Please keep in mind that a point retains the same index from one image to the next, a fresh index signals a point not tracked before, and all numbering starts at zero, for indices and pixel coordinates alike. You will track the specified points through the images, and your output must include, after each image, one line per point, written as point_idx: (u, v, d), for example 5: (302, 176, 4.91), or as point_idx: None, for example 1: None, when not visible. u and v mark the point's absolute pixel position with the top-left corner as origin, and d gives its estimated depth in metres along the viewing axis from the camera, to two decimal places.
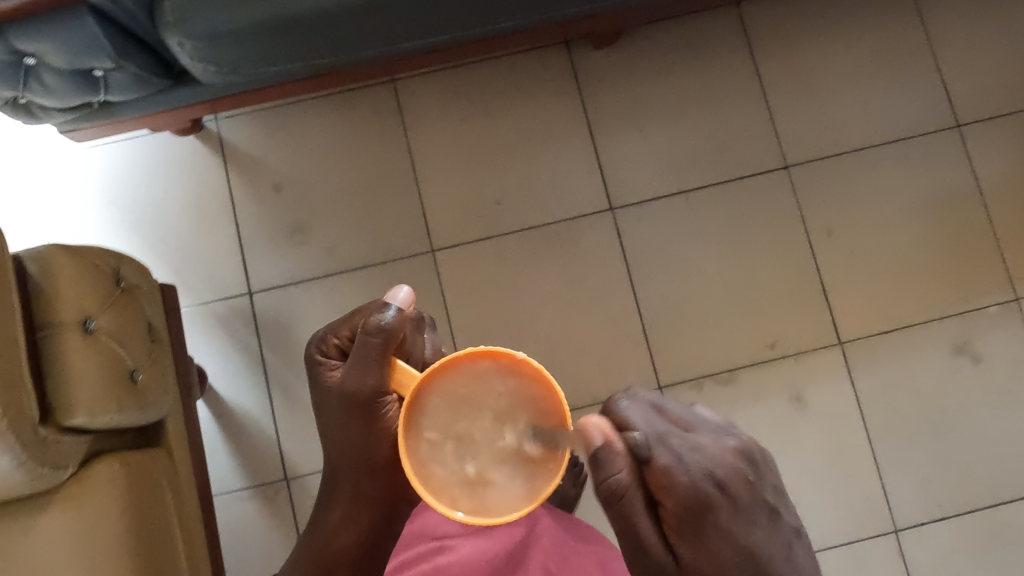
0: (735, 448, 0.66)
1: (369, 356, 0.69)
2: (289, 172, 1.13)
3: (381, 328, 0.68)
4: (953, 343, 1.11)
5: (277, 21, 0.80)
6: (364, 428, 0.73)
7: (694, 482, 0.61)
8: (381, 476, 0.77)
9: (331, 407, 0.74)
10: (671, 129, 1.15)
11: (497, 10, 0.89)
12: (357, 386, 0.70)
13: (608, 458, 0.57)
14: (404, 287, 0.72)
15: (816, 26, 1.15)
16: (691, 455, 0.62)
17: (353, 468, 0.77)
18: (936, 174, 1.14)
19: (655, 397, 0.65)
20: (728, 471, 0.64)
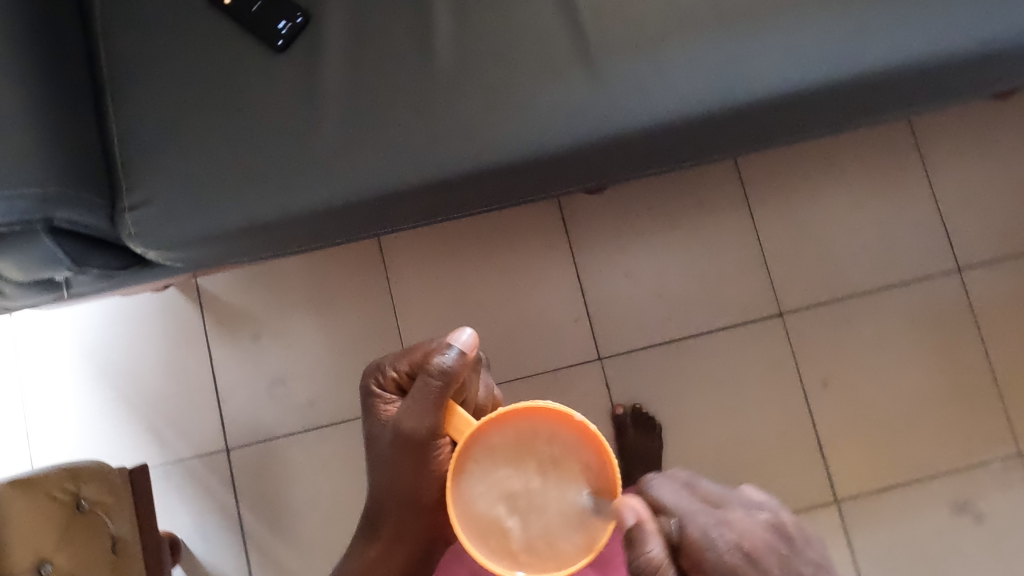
0: (769, 522, 0.60)
1: (425, 399, 0.62)
2: (266, 321, 1.09)
3: (442, 371, 0.62)
4: (954, 500, 1.07)
5: (242, 228, 0.75)
6: (414, 474, 0.65)
7: (722, 554, 0.56)
8: (423, 514, 0.69)
9: (382, 445, 0.68)
10: (663, 275, 1.11)
11: (480, 204, 0.84)
12: (411, 427, 0.63)
13: (642, 537, 0.55)
14: (467, 329, 0.65)
15: (812, 169, 1.12)
16: (723, 530, 0.58)
17: (394, 510, 0.69)
18: (936, 321, 1.11)
19: (694, 477, 0.63)
20: (764, 541, 0.58)
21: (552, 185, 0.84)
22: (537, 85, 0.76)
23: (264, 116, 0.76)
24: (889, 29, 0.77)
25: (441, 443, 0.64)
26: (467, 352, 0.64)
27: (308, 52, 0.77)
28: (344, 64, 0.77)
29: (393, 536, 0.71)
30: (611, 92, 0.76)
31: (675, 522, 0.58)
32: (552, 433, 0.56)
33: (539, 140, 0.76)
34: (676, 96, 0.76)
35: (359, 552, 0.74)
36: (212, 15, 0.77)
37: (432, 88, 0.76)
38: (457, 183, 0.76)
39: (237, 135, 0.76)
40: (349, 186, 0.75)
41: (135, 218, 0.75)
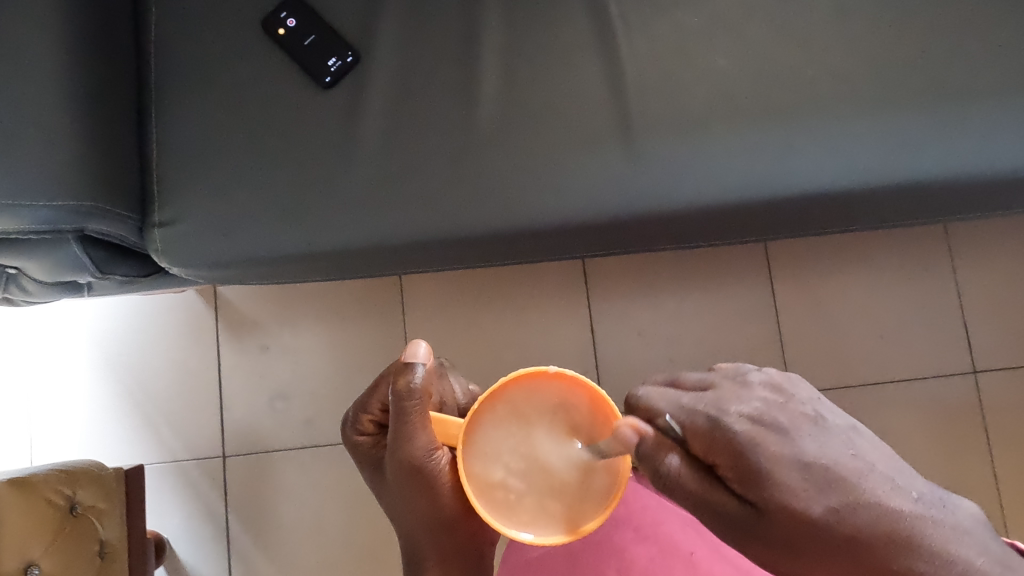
0: (766, 383, 0.48)
1: (406, 421, 0.54)
2: (280, 335, 1.10)
3: (410, 389, 0.53)
4: None
5: (267, 258, 0.76)
6: (431, 502, 0.57)
7: (726, 423, 0.45)
8: (462, 535, 0.59)
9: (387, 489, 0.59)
10: (677, 341, 1.10)
11: (505, 257, 0.84)
12: (407, 457, 0.55)
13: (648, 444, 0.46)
14: (421, 340, 0.55)
15: (838, 253, 1.12)
16: (723, 398, 0.47)
17: (428, 544, 0.59)
18: (946, 420, 1.09)
19: (672, 372, 0.51)
20: (766, 401, 0.47)
21: (579, 249, 0.83)
22: (576, 155, 0.76)
23: (303, 151, 0.77)
24: (939, 142, 0.76)
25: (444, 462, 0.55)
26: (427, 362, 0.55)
27: (354, 92, 0.78)
28: (387, 108, 0.77)
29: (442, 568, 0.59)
30: (649, 170, 0.76)
31: (673, 417, 0.47)
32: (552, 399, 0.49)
33: (572, 210, 0.75)
34: (714, 182, 0.76)
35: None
36: (265, 44, 0.78)
37: (472, 144, 0.77)
38: (483, 238, 0.76)
39: (274, 166, 0.76)
40: (377, 231, 0.75)
41: (162, 234, 0.75)
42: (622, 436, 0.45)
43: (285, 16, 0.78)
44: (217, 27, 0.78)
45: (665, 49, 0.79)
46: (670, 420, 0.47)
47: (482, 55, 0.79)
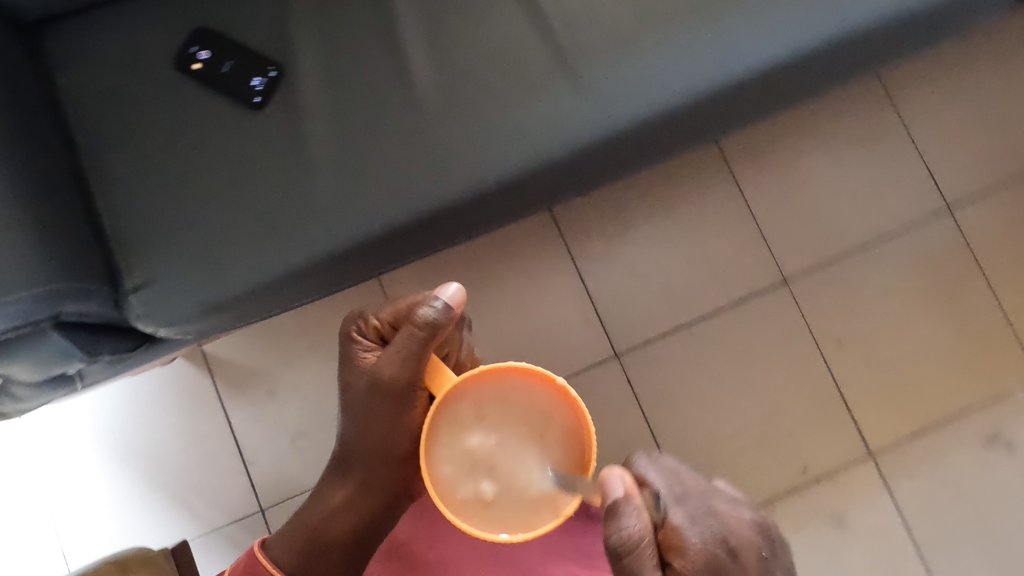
0: (753, 522, 0.61)
1: (409, 348, 0.60)
2: (281, 376, 1.08)
3: (428, 322, 0.60)
4: (986, 434, 1.09)
5: (252, 292, 0.74)
6: (389, 422, 0.64)
7: (704, 543, 0.55)
8: (394, 464, 0.68)
9: (356, 393, 0.66)
10: (666, 262, 1.11)
11: (480, 225, 0.84)
12: (391, 374, 0.62)
13: (625, 512, 0.51)
14: (456, 284, 0.61)
15: (791, 135, 1.13)
16: (709, 519, 0.58)
17: (364, 457, 0.67)
18: (936, 261, 1.12)
19: (670, 465, 0.62)
20: (747, 540, 0.59)
21: (550, 194, 0.83)
22: (521, 102, 0.76)
23: (254, 176, 0.75)
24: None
25: (416, 392, 0.62)
26: (453, 307, 0.61)
27: (286, 105, 0.76)
28: (323, 111, 0.76)
29: (359, 484, 0.70)
30: (596, 97, 0.76)
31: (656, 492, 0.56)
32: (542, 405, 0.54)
33: (535, 157, 0.76)
34: (662, 90, 0.77)
35: (325, 492, 0.72)
36: (185, 83, 0.76)
37: (417, 121, 0.76)
38: (455, 209, 0.76)
39: (231, 200, 0.75)
40: (353, 233, 0.74)
41: (140, 300, 0.74)
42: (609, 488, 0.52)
43: (196, 49, 0.76)
44: (130, 83, 0.77)
45: None
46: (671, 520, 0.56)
47: (400, 32, 0.78)
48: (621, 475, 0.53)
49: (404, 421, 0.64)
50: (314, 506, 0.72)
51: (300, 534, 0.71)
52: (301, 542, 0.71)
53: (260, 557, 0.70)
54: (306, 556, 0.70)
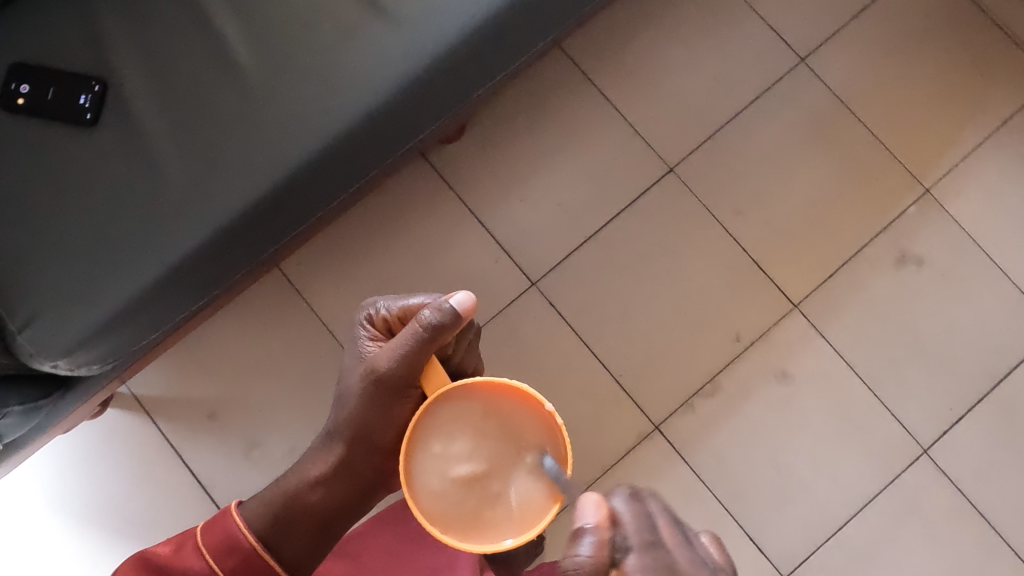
0: None
1: (409, 345, 0.65)
2: (216, 397, 1.08)
3: (431, 324, 0.63)
4: (895, 256, 1.14)
5: (138, 299, 0.75)
6: (378, 412, 0.68)
7: None
8: (376, 455, 0.70)
9: (352, 381, 0.70)
10: (555, 184, 1.14)
11: (352, 186, 0.85)
12: (388, 370, 0.66)
13: (581, 541, 0.50)
14: (468, 293, 0.65)
15: (638, 32, 1.17)
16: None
17: (347, 442, 0.70)
18: (804, 111, 1.17)
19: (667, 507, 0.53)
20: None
21: (409, 137, 0.85)
22: (347, 50, 0.79)
23: (107, 190, 0.76)
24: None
25: (409, 389, 0.67)
26: (461, 314, 0.64)
27: (121, 114, 0.77)
28: (157, 110, 0.77)
29: (337, 467, 0.70)
30: (411, 26, 0.79)
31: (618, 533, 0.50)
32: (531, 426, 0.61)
33: (372, 96, 0.78)
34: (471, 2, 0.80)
35: (302, 471, 0.71)
36: (16, 121, 0.77)
37: (251, 94, 0.77)
38: (313, 167, 0.78)
39: (91, 218, 0.75)
40: (219, 214, 0.76)
41: (29, 337, 0.73)
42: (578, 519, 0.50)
43: (17, 85, 0.76)
44: None
45: None
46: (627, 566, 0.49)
47: (212, 16, 0.79)
48: (594, 507, 0.50)
49: (394, 413, 0.68)
50: (289, 483, 0.70)
51: (275, 504, 0.69)
52: (272, 513, 0.68)
53: (233, 520, 0.67)
54: (273, 532, 0.67)
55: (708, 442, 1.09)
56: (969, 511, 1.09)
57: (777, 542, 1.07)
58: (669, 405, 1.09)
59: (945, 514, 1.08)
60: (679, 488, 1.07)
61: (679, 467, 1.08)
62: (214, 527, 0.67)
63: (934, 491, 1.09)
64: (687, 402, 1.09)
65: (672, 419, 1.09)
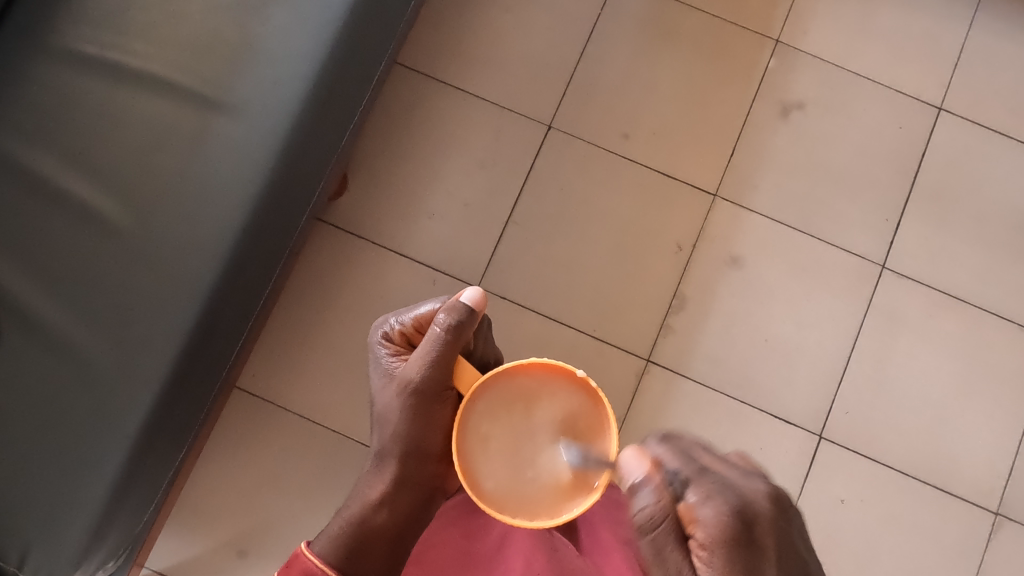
0: (772, 490, 0.54)
1: (435, 350, 0.67)
2: (237, 534, 1.05)
3: (451, 324, 0.66)
4: (778, 109, 1.18)
5: (120, 479, 0.72)
6: (420, 420, 0.68)
7: (717, 517, 0.52)
8: (429, 463, 0.70)
9: (387, 401, 0.71)
10: (452, 187, 1.14)
11: (270, 279, 0.84)
12: (421, 379, 0.67)
13: (641, 490, 0.54)
14: (474, 289, 0.69)
15: (460, 19, 1.18)
16: (725, 489, 0.53)
17: (399, 458, 0.69)
18: (640, 20, 1.20)
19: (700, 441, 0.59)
20: (767, 517, 0.52)
21: (302, 209, 0.84)
22: (205, 156, 0.77)
23: (39, 394, 0.72)
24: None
25: (446, 391, 0.68)
26: (474, 308, 0.68)
27: (15, 316, 0.74)
28: (48, 295, 0.74)
29: (396, 484, 0.69)
30: (253, 107, 0.78)
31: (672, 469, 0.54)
32: (488, 455, 0.60)
33: (247, 186, 0.77)
34: (295, 59, 0.80)
35: (362, 497, 0.70)
36: None
37: (134, 238, 0.76)
38: (225, 278, 0.77)
39: (39, 427, 0.72)
40: (159, 363, 0.74)
41: (33, 568, 0.71)
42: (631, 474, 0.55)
43: None
44: None
45: (151, 30, 0.80)
46: (687, 501, 0.53)
47: (57, 183, 0.76)
48: (634, 456, 0.55)
49: (437, 417, 0.69)
50: (351, 512, 0.69)
51: (344, 535, 0.66)
52: (344, 544, 0.66)
53: (310, 559, 0.64)
54: (352, 561, 0.65)
55: (699, 350, 1.12)
56: (943, 299, 1.15)
57: (799, 407, 1.11)
58: (649, 335, 1.12)
59: (925, 311, 1.14)
60: (693, 402, 1.10)
61: (685, 385, 1.11)
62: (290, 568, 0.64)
63: (905, 295, 1.14)
64: (662, 324, 1.12)
65: (657, 345, 1.11)
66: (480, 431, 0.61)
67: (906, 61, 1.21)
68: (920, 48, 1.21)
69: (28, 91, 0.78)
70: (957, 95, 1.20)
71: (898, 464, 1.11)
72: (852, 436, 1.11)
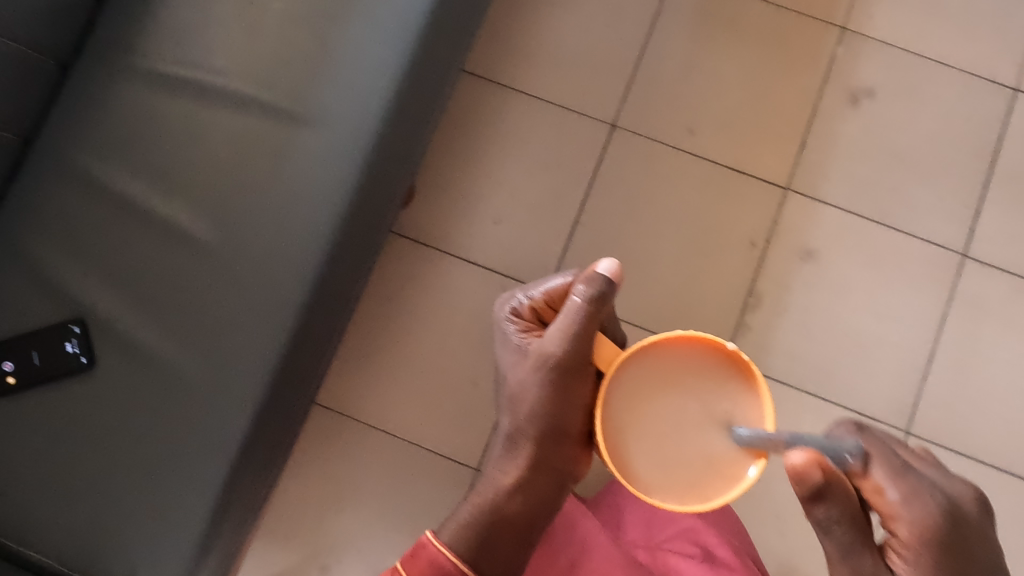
0: (961, 486, 0.58)
1: (574, 322, 0.63)
2: (321, 549, 1.05)
3: (592, 294, 0.62)
4: (846, 98, 1.15)
5: (219, 502, 0.71)
6: (560, 395, 0.65)
7: (928, 512, 0.55)
8: (566, 445, 0.68)
9: (522, 377, 0.68)
10: (518, 191, 1.13)
11: (354, 293, 0.82)
12: (560, 353, 0.63)
13: (830, 499, 0.55)
14: (611, 261, 0.64)
15: (518, 20, 1.17)
16: (930, 494, 0.55)
17: (534, 438, 0.68)
18: (700, 11, 1.17)
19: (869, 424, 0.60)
20: (968, 515, 0.56)
21: (383, 219, 0.82)
22: (290, 170, 0.77)
23: (138, 415, 0.72)
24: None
25: (586, 367, 0.64)
26: (613, 280, 0.63)
27: (111, 339, 0.73)
28: (144, 316, 0.74)
29: (532, 466, 0.68)
30: (335, 118, 0.77)
31: (863, 463, 0.56)
32: (653, 455, 0.54)
33: (333, 201, 0.76)
34: (375, 67, 0.78)
35: (494, 482, 0.69)
36: (15, 402, 0.72)
37: (226, 256, 0.75)
38: (315, 292, 0.75)
39: (143, 450, 0.72)
40: (255, 382, 0.73)
41: None
42: (806, 474, 0.52)
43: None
44: None
45: (228, 44, 0.79)
46: (889, 497, 0.55)
47: (145, 204, 0.76)
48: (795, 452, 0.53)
49: (575, 395, 0.66)
50: (484, 495, 0.69)
51: (476, 521, 0.66)
52: (474, 530, 0.66)
53: (437, 550, 0.64)
54: (483, 550, 0.65)
55: (777, 347, 1.09)
56: None
57: (883, 402, 1.08)
58: (725, 333, 1.10)
59: (1008, 299, 1.11)
60: (775, 403, 1.08)
61: (765, 384, 1.08)
62: (417, 558, 0.65)
63: (987, 283, 1.11)
64: (739, 323, 1.10)
65: (733, 343, 1.09)
66: (631, 432, 0.55)
67: (978, 40, 1.17)
68: (992, 23, 1.17)
69: (112, 112, 0.78)
70: None
71: (989, 458, 1.07)
72: (939, 430, 1.08)
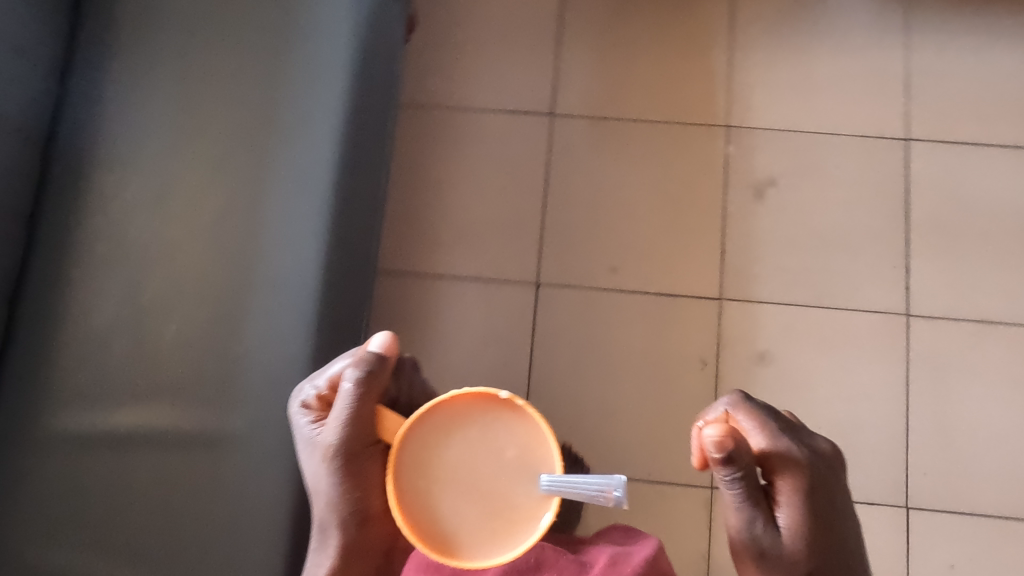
0: (818, 442, 0.64)
1: (350, 408, 0.59)
2: None
3: (360, 377, 0.59)
4: (752, 193, 1.16)
5: None
6: (352, 482, 0.61)
7: (786, 445, 0.61)
8: (372, 527, 0.63)
9: (315, 469, 0.63)
10: (464, 376, 1.12)
11: None
12: (340, 440, 0.60)
13: (738, 456, 0.58)
14: (382, 336, 0.63)
15: (419, 207, 1.18)
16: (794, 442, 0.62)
17: (339, 526, 0.63)
18: (588, 149, 1.18)
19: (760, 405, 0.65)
20: (827, 458, 0.64)
21: None
22: (228, 496, 0.76)
23: None
24: (291, 162, 0.85)
25: (374, 445, 0.60)
26: (384, 356, 0.62)
27: None
28: None
29: (344, 552, 0.64)
30: (259, 430, 0.78)
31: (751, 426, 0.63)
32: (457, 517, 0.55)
33: (284, 518, 0.76)
34: (284, 366, 0.79)
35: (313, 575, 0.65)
36: None
37: None
38: None
39: None
40: None
41: None
42: (724, 446, 0.57)
43: None
44: None
45: (137, 384, 0.80)
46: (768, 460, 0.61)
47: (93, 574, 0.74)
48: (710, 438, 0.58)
49: (368, 475, 0.61)
50: None
51: None
52: None
53: None
54: None
55: None
56: (978, 328, 1.12)
57: (875, 484, 1.08)
58: None
59: (964, 346, 1.11)
60: None
61: None
62: None
63: (939, 336, 1.11)
64: None
65: None
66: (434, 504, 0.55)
67: (858, 103, 1.19)
68: (866, 83, 1.19)
69: (37, 488, 0.77)
70: (919, 121, 1.18)
71: (993, 509, 1.07)
72: (937, 495, 1.07)
